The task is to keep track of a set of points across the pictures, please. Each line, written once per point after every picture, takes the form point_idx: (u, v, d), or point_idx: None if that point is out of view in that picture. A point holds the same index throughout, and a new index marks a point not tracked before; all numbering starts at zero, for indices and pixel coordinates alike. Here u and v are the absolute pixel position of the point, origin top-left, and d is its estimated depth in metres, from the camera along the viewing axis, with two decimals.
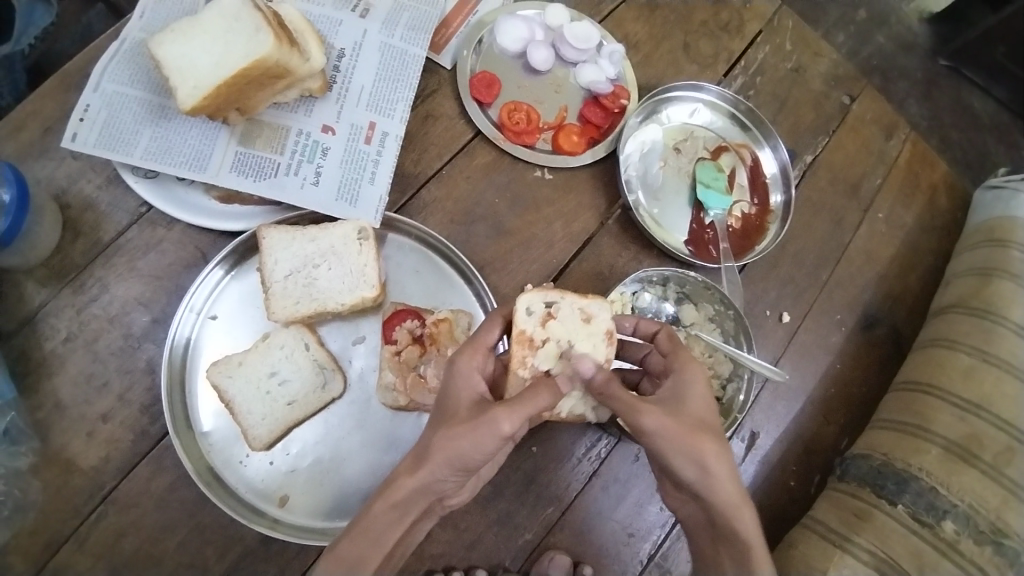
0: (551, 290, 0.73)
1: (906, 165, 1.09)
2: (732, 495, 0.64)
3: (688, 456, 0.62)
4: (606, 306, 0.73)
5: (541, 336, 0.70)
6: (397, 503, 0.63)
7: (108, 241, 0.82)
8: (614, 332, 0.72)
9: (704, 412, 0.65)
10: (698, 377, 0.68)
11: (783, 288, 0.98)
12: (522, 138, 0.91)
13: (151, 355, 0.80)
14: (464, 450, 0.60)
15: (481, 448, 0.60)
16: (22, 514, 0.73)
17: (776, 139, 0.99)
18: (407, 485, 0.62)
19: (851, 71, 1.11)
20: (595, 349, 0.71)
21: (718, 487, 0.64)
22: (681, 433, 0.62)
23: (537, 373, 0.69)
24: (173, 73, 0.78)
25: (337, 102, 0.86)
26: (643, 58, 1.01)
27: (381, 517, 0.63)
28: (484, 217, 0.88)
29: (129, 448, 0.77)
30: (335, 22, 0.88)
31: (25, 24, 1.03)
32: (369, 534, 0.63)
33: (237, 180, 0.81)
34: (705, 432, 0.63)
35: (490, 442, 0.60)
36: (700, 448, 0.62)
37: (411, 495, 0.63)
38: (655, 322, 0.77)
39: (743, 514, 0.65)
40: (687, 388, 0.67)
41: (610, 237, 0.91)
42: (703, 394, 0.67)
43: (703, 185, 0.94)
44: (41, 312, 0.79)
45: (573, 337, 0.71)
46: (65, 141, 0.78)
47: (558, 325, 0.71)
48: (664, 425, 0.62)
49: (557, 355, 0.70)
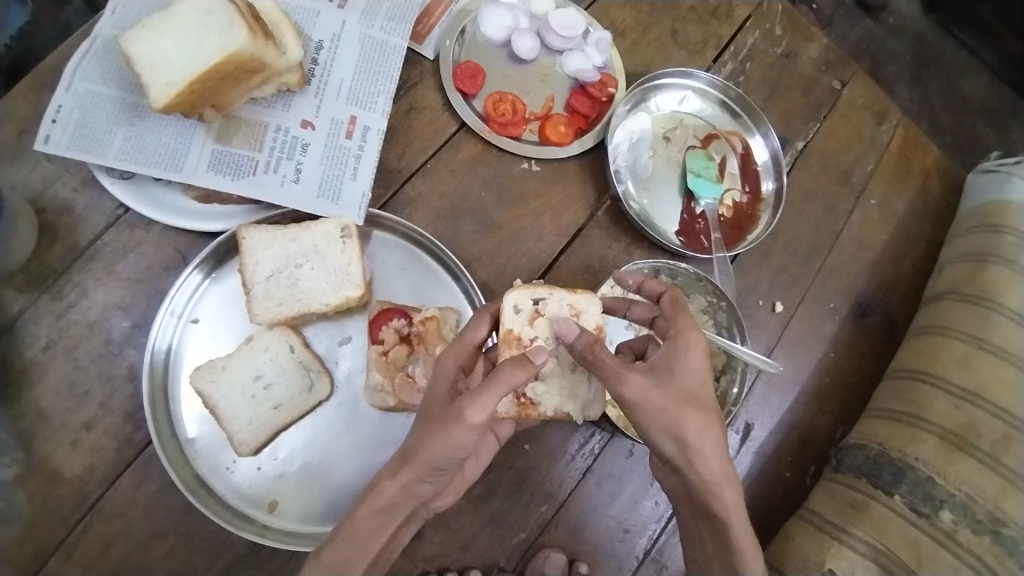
0: (539, 287, 0.72)
1: (898, 150, 1.08)
2: (716, 473, 0.64)
3: (667, 429, 0.62)
4: (596, 300, 0.72)
5: (529, 335, 0.69)
6: (385, 506, 0.62)
7: (86, 244, 0.80)
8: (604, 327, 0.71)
9: (695, 385, 0.63)
10: (693, 345, 0.65)
11: (776, 277, 0.96)
12: (507, 130, 0.88)
13: (134, 361, 0.78)
14: (444, 447, 0.59)
15: (454, 446, 0.59)
16: (6, 527, 0.71)
17: (768, 127, 0.97)
18: (390, 489, 0.62)
19: (841, 56, 1.10)
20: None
21: (699, 463, 0.64)
22: (665, 405, 0.61)
23: None
24: (144, 69, 0.74)
25: (316, 96, 0.83)
26: (630, 46, 0.99)
27: (365, 523, 0.62)
28: (470, 211, 0.86)
29: (115, 456, 0.76)
30: (313, 13, 0.85)
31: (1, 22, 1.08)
32: (351, 540, 0.62)
33: (215, 179, 0.78)
34: (690, 408, 0.62)
35: (463, 437, 0.58)
36: (682, 423, 0.61)
37: (395, 500, 0.63)
38: (661, 284, 0.76)
39: (726, 486, 0.65)
40: (679, 358, 0.64)
41: (600, 229, 0.89)
42: (695, 365, 0.64)
43: (693, 174, 0.92)
44: (19, 318, 0.77)
45: (561, 334, 0.71)
46: (37, 144, 0.75)
47: (547, 322, 0.70)
48: (651, 397, 0.61)
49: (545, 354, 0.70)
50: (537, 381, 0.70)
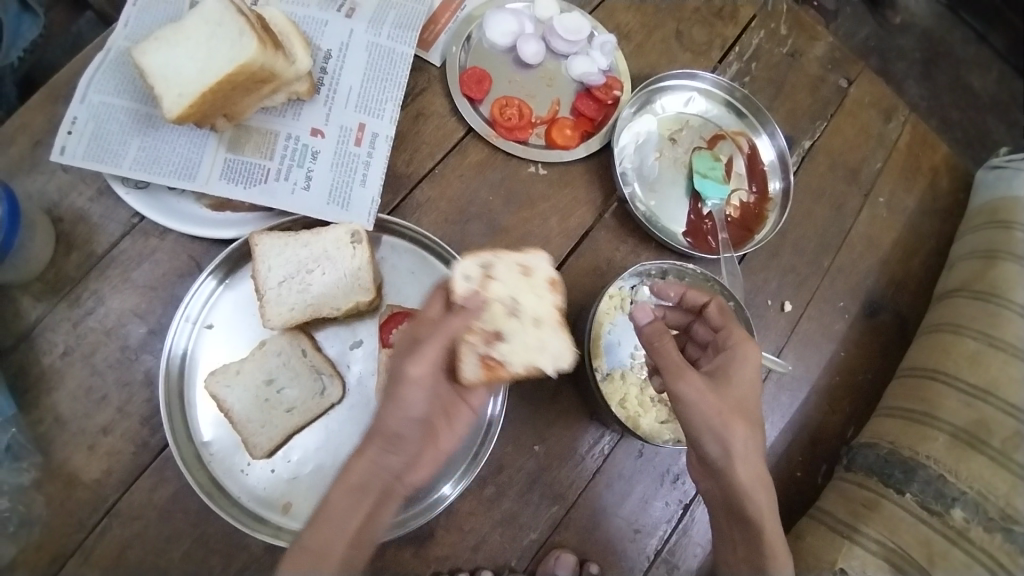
0: (485, 252, 0.69)
1: (905, 148, 1.09)
2: (751, 477, 0.67)
3: (717, 433, 0.66)
4: (543, 256, 0.71)
5: (484, 298, 0.66)
6: (356, 484, 0.61)
7: (101, 252, 0.82)
8: (555, 280, 0.71)
9: (745, 394, 0.68)
10: (749, 356, 0.71)
11: (785, 276, 0.96)
12: (514, 134, 0.89)
13: (150, 366, 0.80)
14: (397, 410, 0.61)
15: (403, 407, 0.61)
16: (26, 530, 0.73)
17: (774, 126, 0.97)
18: (358, 465, 0.62)
19: (848, 54, 1.10)
20: (539, 298, 0.69)
21: (739, 466, 0.67)
22: (719, 410, 0.65)
23: (488, 335, 0.65)
24: (158, 81, 0.76)
25: (325, 104, 0.84)
26: (636, 48, 0.99)
27: (338, 504, 0.61)
28: (478, 215, 0.87)
29: (131, 459, 0.78)
30: (320, 23, 0.85)
31: (13, 37, 1.04)
32: (329, 523, 0.60)
33: (227, 187, 0.79)
34: (739, 416, 0.66)
35: (408, 398, 0.61)
36: (731, 428, 0.65)
37: (366, 477, 0.62)
38: (704, 295, 0.81)
39: (760, 490, 0.68)
40: (736, 366, 0.70)
41: (607, 231, 0.90)
42: (749, 376, 0.70)
43: (700, 176, 0.93)
44: (37, 326, 0.79)
45: (516, 293, 0.68)
46: (53, 155, 0.77)
47: (500, 285, 0.68)
48: (705, 399, 0.65)
49: (503, 313, 0.67)
50: (501, 340, 0.66)
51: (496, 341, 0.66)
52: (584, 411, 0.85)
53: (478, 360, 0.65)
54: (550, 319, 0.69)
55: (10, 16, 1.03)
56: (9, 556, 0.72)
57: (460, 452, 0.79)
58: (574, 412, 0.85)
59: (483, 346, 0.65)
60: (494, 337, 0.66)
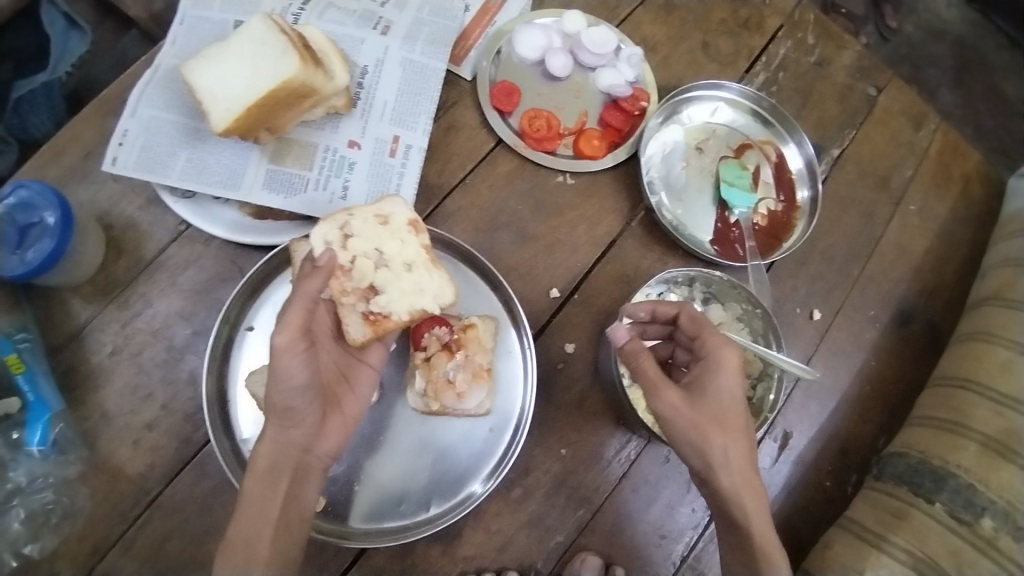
0: (338, 214, 0.77)
1: (937, 156, 1.08)
2: (740, 484, 0.68)
3: (694, 444, 0.67)
4: (399, 202, 0.78)
5: (348, 259, 0.75)
6: (263, 470, 0.67)
7: (149, 258, 0.87)
8: (416, 221, 0.78)
9: (727, 403, 0.68)
10: (724, 363, 0.68)
11: (813, 284, 0.96)
12: (542, 145, 0.91)
13: (193, 366, 0.84)
14: (281, 385, 0.65)
15: (282, 380, 0.65)
16: (68, 522, 0.78)
17: (801, 135, 0.97)
18: (265, 447, 0.68)
19: (876, 62, 1.10)
20: (403, 243, 0.77)
21: (719, 471, 0.67)
22: (694, 422, 0.66)
23: (364, 292, 0.75)
24: (206, 96, 0.80)
25: (361, 117, 0.87)
26: (662, 60, 1.00)
27: (255, 491, 0.66)
28: (508, 223, 0.89)
29: (174, 454, 0.82)
30: (358, 40, 0.89)
31: (61, 52, 1.11)
32: (255, 510, 0.65)
33: (269, 197, 0.83)
34: (716, 426, 0.67)
35: (288, 371, 0.64)
36: (706, 438, 0.66)
37: (276, 459, 0.67)
38: (674, 305, 0.78)
39: (748, 495, 0.68)
40: (713, 374, 0.68)
41: (634, 239, 0.91)
42: (728, 385, 0.68)
43: (727, 184, 0.93)
44: (86, 327, 0.84)
45: (380, 244, 0.76)
46: (106, 165, 0.81)
47: (358, 240, 0.76)
48: (680, 413, 0.67)
49: (372, 267, 0.75)
50: (378, 294, 0.76)
51: (373, 296, 0.75)
52: (611, 416, 0.86)
53: (361, 317, 0.75)
54: (421, 261, 0.77)
55: (58, 33, 1.10)
56: (52, 547, 0.77)
57: (488, 453, 0.81)
58: (601, 417, 0.86)
59: (362, 304, 0.75)
60: (369, 293, 0.75)
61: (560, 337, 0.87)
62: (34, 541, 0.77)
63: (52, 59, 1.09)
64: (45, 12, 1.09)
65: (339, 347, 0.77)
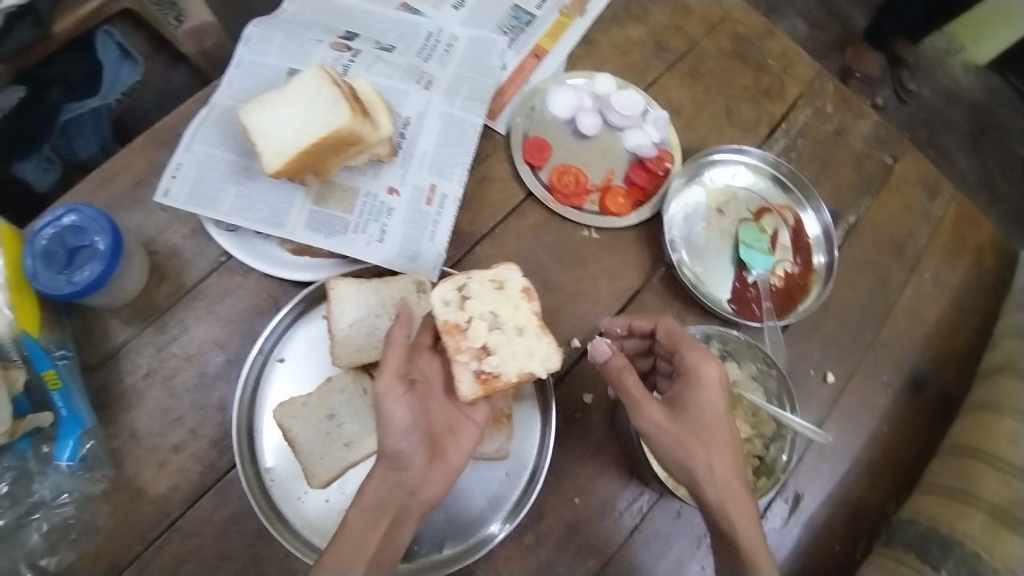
0: (458, 274, 0.77)
1: (950, 225, 1.11)
2: (723, 496, 0.72)
3: (679, 460, 0.72)
4: (513, 268, 0.78)
5: (464, 319, 0.75)
6: (368, 507, 0.71)
7: (190, 285, 0.91)
8: (530, 288, 0.78)
9: (715, 418, 0.73)
10: (708, 379, 0.73)
11: (827, 347, 0.99)
12: (570, 200, 0.96)
13: (224, 393, 0.88)
14: (388, 430, 0.70)
15: (393, 426, 0.70)
16: (85, 538, 0.81)
17: (818, 202, 1.01)
18: (372, 486, 0.73)
19: (892, 132, 1.14)
20: (517, 309, 0.77)
21: (704, 484, 0.72)
22: (677, 438, 0.72)
23: (476, 352, 0.75)
24: (258, 138, 0.85)
25: (401, 166, 0.93)
26: (686, 123, 1.05)
27: (354, 526, 0.71)
28: (533, 273, 0.93)
29: (198, 478, 0.85)
30: (402, 93, 0.95)
31: (113, 80, 1.14)
32: (348, 543, 0.70)
33: (311, 236, 0.88)
34: (698, 441, 0.72)
35: (396, 420, 0.70)
36: (689, 454, 0.72)
37: (381, 496, 0.72)
38: (648, 320, 0.82)
39: (734, 502, 0.72)
40: (698, 390, 0.73)
41: (653, 294, 0.95)
42: (712, 399, 0.73)
43: (746, 246, 0.97)
44: (123, 349, 0.88)
45: (494, 306, 0.77)
46: (158, 196, 0.86)
47: (474, 303, 0.76)
48: (663, 430, 0.72)
49: (486, 328, 0.76)
50: (491, 355, 0.75)
51: (486, 356, 0.75)
52: (625, 468, 0.88)
53: (473, 375, 0.74)
54: (531, 326, 0.77)
55: (111, 61, 1.13)
56: (68, 561, 0.80)
57: (504, 497, 0.83)
58: (615, 468, 0.88)
59: (475, 363, 0.75)
60: (482, 353, 0.75)
61: (578, 387, 0.89)
62: (51, 554, 0.80)
63: (104, 87, 1.13)
64: (101, 42, 1.12)
65: (449, 401, 0.79)
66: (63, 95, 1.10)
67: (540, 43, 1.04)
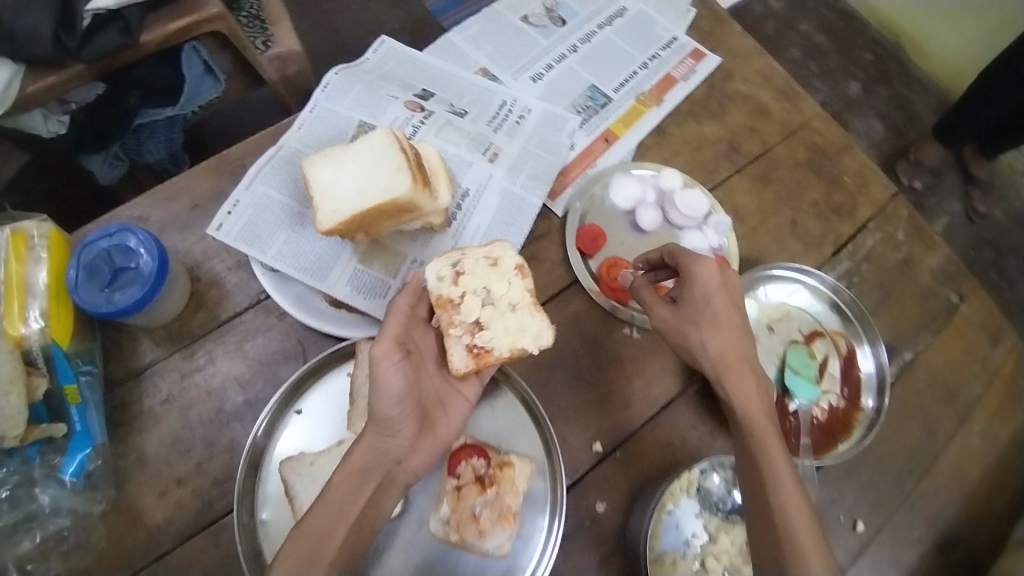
0: (452, 252, 0.82)
1: (1009, 377, 1.05)
2: (734, 388, 0.78)
3: (682, 345, 0.81)
4: (507, 245, 0.82)
5: (458, 294, 0.79)
6: (355, 470, 0.70)
7: (224, 318, 0.90)
8: (523, 265, 0.81)
9: (716, 305, 0.80)
10: (702, 269, 0.81)
11: (861, 493, 0.93)
12: (617, 295, 0.92)
13: (235, 434, 0.85)
14: (380, 395, 0.72)
15: (385, 389, 0.72)
16: (79, 553, 0.79)
17: (877, 341, 0.96)
18: (358, 449, 0.72)
19: (962, 269, 1.08)
20: (510, 285, 0.80)
21: (715, 370, 0.79)
22: (676, 325, 0.81)
23: (469, 326, 0.78)
24: (317, 193, 0.84)
25: (452, 238, 0.91)
26: (749, 231, 1.02)
27: (338, 492, 0.68)
28: (567, 364, 0.90)
29: (193, 516, 0.82)
30: (465, 163, 0.94)
31: (192, 94, 1.11)
32: (331, 507, 0.67)
33: (351, 295, 0.87)
34: (694, 323, 0.80)
35: (388, 382, 0.72)
36: (686, 336, 0.80)
37: (368, 462, 0.71)
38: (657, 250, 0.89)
39: (756, 413, 0.76)
40: (696, 283, 0.81)
41: (688, 406, 0.91)
42: (708, 285, 0.80)
43: (792, 372, 0.93)
44: (147, 369, 0.87)
45: (488, 283, 0.80)
46: (211, 229, 0.86)
47: (468, 278, 0.79)
48: (668, 321, 0.81)
49: (480, 303, 0.79)
50: (483, 329, 0.78)
51: (478, 331, 0.78)
52: None
53: (465, 349, 0.78)
54: (525, 303, 0.79)
55: (193, 75, 1.10)
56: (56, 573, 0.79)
57: None
58: None
59: (468, 338, 0.78)
60: (474, 327, 0.78)
61: (592, 494, 0.85)
62: (41, 562, 0.79)
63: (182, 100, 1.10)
64: (186, 56, 1.09)
65: (439, 375, 0.82)
66: (141, 100, 1.10)
67: (611, 127, 1.03)
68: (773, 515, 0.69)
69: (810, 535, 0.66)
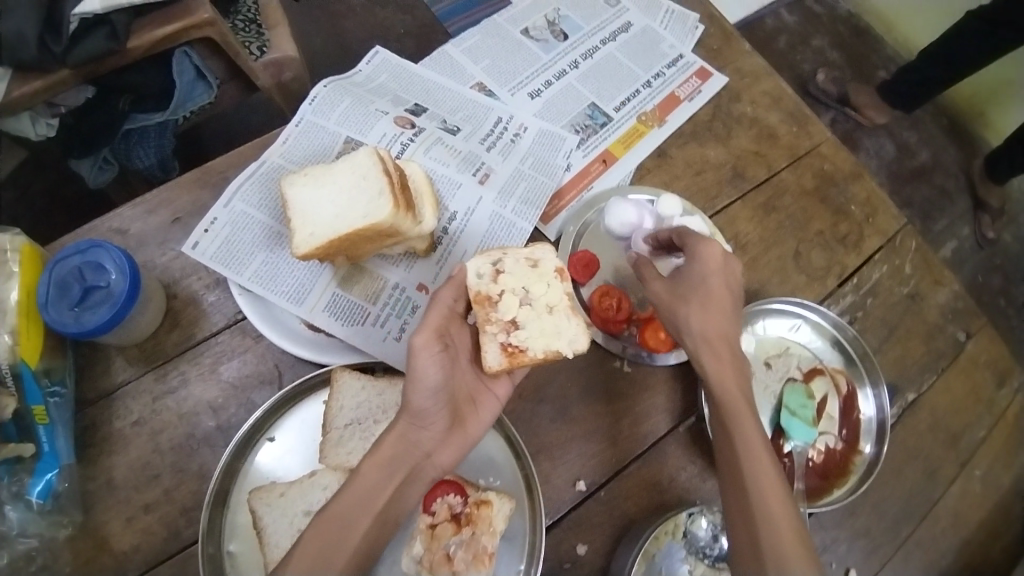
0: (494, 251, 0.78)
1: (1012, 419, 1.02)
2: (714, 370, 0.75)
3: (670, 320, 0.78)
4: (548, 247, 0.78)
5: (496, 291, 0.75)
6: (384, 459, 0.69)
7: (200, 338, 0.87)
8: (564, 268, 0.77)
9: (711, 284, 0.77)
10: (702, 247, 0.79)
11: (856, 539, 0.89)
12: (607, 325, 0.88)
13: (206, 460, 0.82)
14: (418, 385, 0.70)
15: (421, 379, 0.70)
16: None
17: (881, 385, 0.91)
18: (389, 437, 0.70)
19: (971, 306, 1.04)
20: (549, 286, 0.76)
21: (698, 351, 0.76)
22: (666, 297, 0.78)
23: (506, 324, 0.74)
24: (296, 214, 0.81)
25: (437, 264, 0.88)
26: (750, 260, 0.97)
27: (368, 478, 0.68)
28: (553, 398, 0.86)
29: (161, 544, 0.79)
30: (454, 184, 0.90)
31: (183, 100, 1.05)
32: (359, 494, 0.66)
33: (328, 320, 0.83)
34: (683, 298, 0.77)
35: (426, 373, 0.70)
36: (676, 313, 0.77)
37: (397, 451, 0.70)
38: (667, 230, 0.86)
39: (746, 416, 0.73)
40: (694, 259, 0.78)
41: (677, 444, 0.87)
42: (707, 263, 0.77)
43: (788, 412, 0.89)
44: (120, 389, 0.84)
45: (528, 284, 0.76)
46: (187, 248, 0.82)
47: (508, 277, 0.75)
48: (660, 295, 0.79)
49: (518, 302, 0.75)
50: (519, 329, 0.74)
51: (514, 331, 0.74)
52: None
53: (500, 348, 0.74)
54: (563, 306, 0.75)
55: (185, 83, 1.04)
56: None
57: None
58: None
59: (503, 336, 0.74)
60: (511, 326, 0.74)
61: (572, 536, 0.82)
62: None
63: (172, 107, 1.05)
64: (176, 62, 1.01)
65: (473, 370, 0.79)
66: (130, 105, 1.05)
67: (609, 149, 0.99)
68: (752, 510, 0.66)
69: (790, 528, 0.65)
